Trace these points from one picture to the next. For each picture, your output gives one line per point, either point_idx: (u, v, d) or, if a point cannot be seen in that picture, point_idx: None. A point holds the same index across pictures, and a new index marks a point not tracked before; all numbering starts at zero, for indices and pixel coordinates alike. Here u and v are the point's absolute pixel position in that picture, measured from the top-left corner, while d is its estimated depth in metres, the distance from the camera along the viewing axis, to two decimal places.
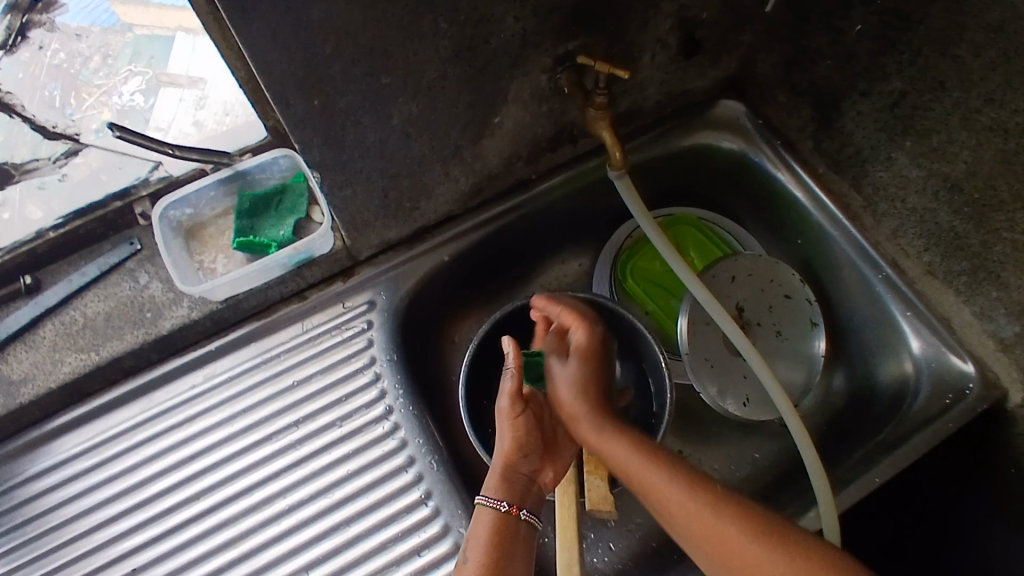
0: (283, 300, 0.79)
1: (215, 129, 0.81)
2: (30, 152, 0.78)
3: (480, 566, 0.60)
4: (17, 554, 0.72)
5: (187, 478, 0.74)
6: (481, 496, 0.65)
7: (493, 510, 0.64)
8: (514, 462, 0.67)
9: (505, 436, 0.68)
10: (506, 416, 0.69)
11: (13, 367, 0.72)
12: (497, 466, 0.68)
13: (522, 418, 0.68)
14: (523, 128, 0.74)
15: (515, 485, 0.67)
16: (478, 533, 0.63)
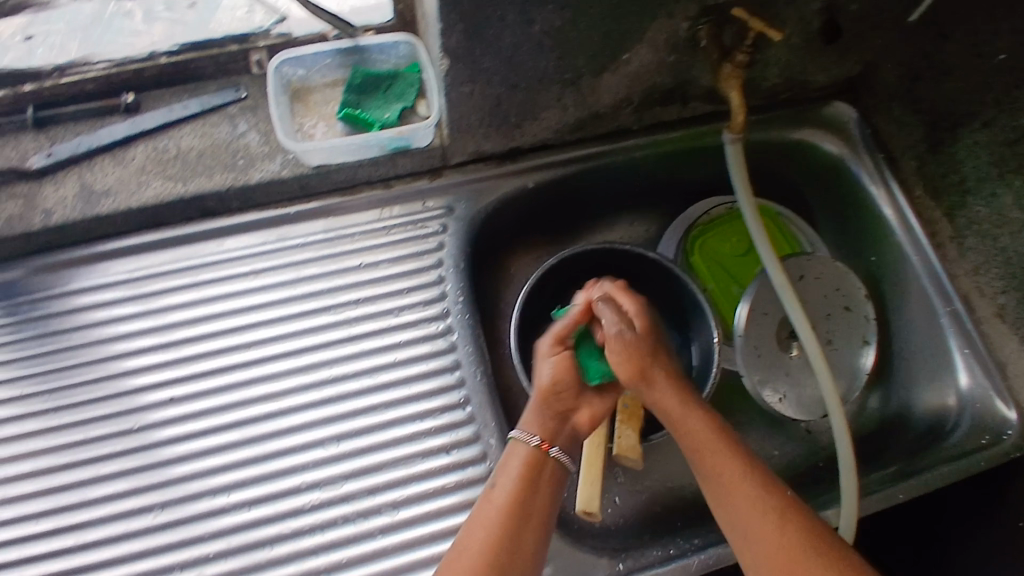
0: (369, 184, 0.80)
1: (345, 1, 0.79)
2: None
3: (508, 499, 0.59)
4: (64, 357, 0.74)
5: (237, 328, 0.75)
6: (516, 431, 0.63)
7: (525, 445, 0.62)
8: (550, 405, 0.65)
9: (541, 375, 0.67)
10: (547, 356, 0.68)
11: (98, 179, 0.72)
12: (532, 406, 0.66)
13: (561, 356, 0.67)
14: (646, 72, 0.73)
15: (549, 423, 0.64)
16: (510, 464, 0.62)
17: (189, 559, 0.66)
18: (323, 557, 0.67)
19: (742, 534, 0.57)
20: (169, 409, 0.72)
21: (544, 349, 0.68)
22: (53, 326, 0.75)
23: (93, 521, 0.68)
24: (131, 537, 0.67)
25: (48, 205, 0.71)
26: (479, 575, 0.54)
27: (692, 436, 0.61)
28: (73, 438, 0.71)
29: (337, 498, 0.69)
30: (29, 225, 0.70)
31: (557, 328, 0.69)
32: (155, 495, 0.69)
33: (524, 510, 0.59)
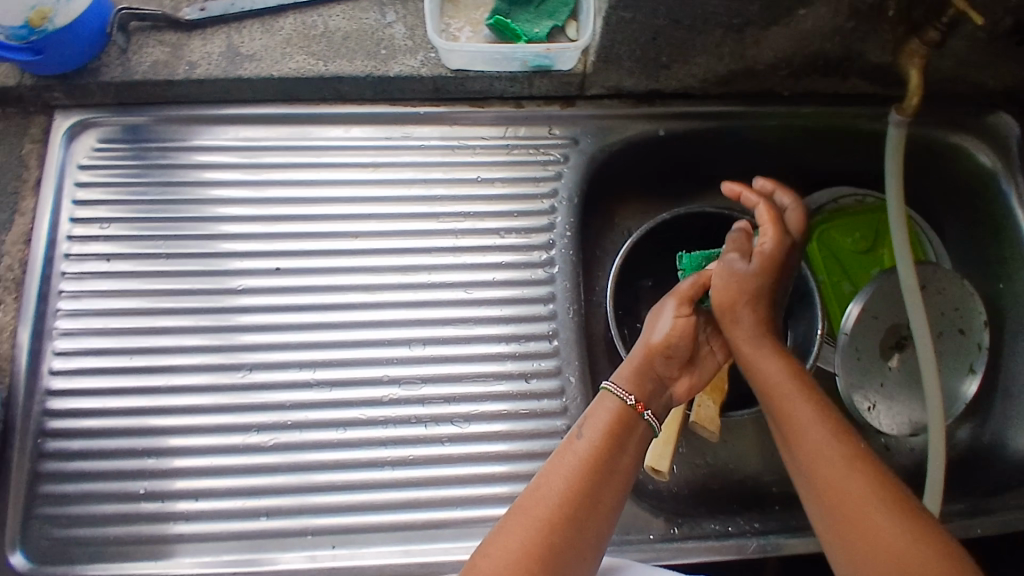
0: (499, 100, 0.78)
1: None
2: None
3: (593, 450, 0.58)
4: (173, 210, 0.75)
5: (346, 214, 0.75)
6: (612, 383, 0.62)
7: (619, 401, 0.61)
8: (655, 361, 0.64)
9: (659, 330, 0.65)
10: (670, 312, 0.66)
11: (244, 42, 0.73)
12: (635, 358, 0.65)
13: (684, 318, 0.65)
14: (817, 34, 0.69)
15: (649, 384, 0.63)
16: (597, 416, 0.61)
17: (268, 422, 0.69)
18: (392, 449, 0.69)
19: (808, 478, 0.57)
20: (272, 278, 0.73)
21: (665, 308, 0.67)
22: (168, 178, 0.75)
23: (181, 368, 0.71)
24: (213, 391, 0.70)
25: (194, 58, 0.72)
26: (553, 517, 0.54)
27: (762, 373, 0.62)
28: (174, 287, 0.73)
29: (413, 398, 0.70)
30: (173, 73, 0.72)
31: (682, 284, 0.68)
32: (245, 356, 0.71)
33: (606, 466, 0.58)
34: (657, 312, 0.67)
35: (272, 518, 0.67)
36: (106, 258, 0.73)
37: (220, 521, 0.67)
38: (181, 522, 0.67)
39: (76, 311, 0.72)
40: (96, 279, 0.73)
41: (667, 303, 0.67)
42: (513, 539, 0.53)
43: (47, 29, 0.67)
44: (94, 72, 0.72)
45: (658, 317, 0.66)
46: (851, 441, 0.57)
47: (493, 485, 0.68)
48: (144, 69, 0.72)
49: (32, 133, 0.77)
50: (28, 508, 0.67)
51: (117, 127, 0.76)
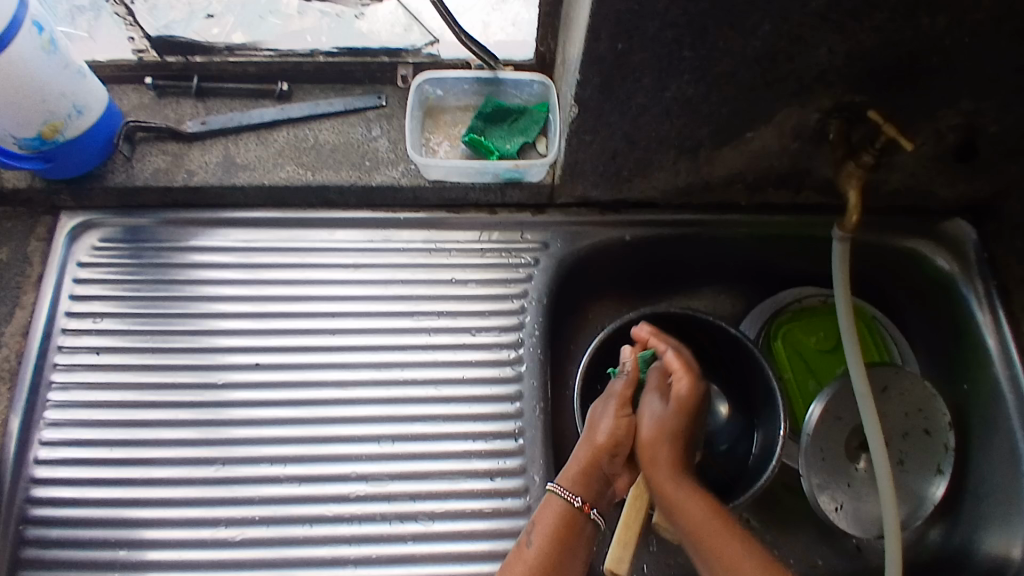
0: (475, 207, 0.84)
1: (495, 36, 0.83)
2: None
3: (541, 557, 0.62)
4: (163, 305, 0.79)
5: (326, 311, 0.79)
6: (555, 485, 0.66)
7: (564, 502, 0.65)
8: (604, 461, 0.68)
9: (606, 433, 0.69)
10: (613, 414, 0.70)
11: (239, 153, 0.79)
12: (582, 457, 0.68)
13: (627, 419, 0.69)
14: (767, 153, 0.74)
15: (592, 482, 0.67)
16: (546, 518, 0.65)
17: (236, 515, 0.71)
18: (356, 546, 0.70)
19: None
20: (249, 373, 0.77)
21: (608, 409, 0.71)
22: (159, 276, 0.80)
23: (159, 460, 0.73)
24: (187, 484, 0.72)
25: (192, 167, 0.79)
26: None
27: (690, 519, 0.63)
28: (158, 381, 0.76)
29: (380, 494, 0.72)
30: (172, 180, 0.78)
31: (618, 385, 0.72)
32: (220, 450, 0.74)
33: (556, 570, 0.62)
34: (595, 413, 0.71)
35: None
36: (97, 351, 0.77)
37: None
38: None
39: (64, 401, 0.75)
40: (85, 372, 0.76)
41: (608, 401, 0.71)
42: None
43: (58, 141, 0.72)
44: (99, 178, 0.78)
45: (599, 419, 0.70)
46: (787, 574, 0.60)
47: None
48: (146, 177, 0.78)
49: (37, 232, 0.81)
50: None
51: (117, 228, 0.82)
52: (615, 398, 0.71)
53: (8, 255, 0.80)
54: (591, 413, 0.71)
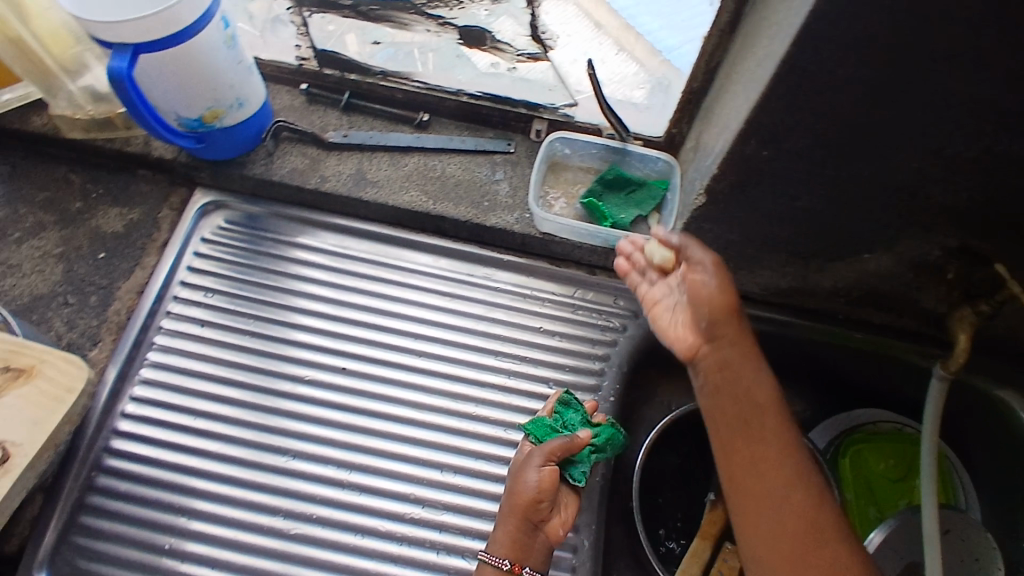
0: (576, 264, 0.87)
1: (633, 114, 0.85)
2: (510, 37, 0.88)
3: None
4: (269, 293, 0.83)
5: (416, 333, 0.83)
6: (485, 552, 0.66)
7: (495, 568, 0.66)
8: (525, 516, 0.66)
9: (525, 488, 0.67)
10: (535, 465, 0.68)
11: (372, 170, 0.84)
12: (510, 518, 0.67)
13: (549, 470, 0.67)
14: (875, 275, 0.76)
15: (522, 541, 0.66)
16: None
17: (295, 509, 0.74)
18: (401, 567, 0.72)
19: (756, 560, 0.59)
20: (333, 376, 0.80)
21: (521, 460, 0.70)
22: (272, 266, 0.85)
23: (236, 440, 0.76)
24: (256, 468, 0.75)
25: (326, 173, 0.84)
26: None
27: (729, 449, 0.62)
28: (249, 364, 0.80)
29: (432, 521, 0.74)
30: (305, 182, 0.83)
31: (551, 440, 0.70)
32: (293, 442, 0.77)
33: None
34: (514, 468, 0.70)
35: None
36: (201, 324, 0.81)
37: None
38: None
39: (163, 363, 0.78)
40: (186, 340, 0.80)
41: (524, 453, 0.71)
42: None
43: (213, 125, 0.77)
44: (241, 165, 0.84)
45: (514, 473, 0.69)
46: (829, 529, 0.58)
47: None
48: (283, 173, 0.83)
49: (172, 201, 0.86)
50: (56, 537, 0.71)
51: (242, 213, 0.87)
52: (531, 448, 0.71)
53: (140, 216, 0.84)
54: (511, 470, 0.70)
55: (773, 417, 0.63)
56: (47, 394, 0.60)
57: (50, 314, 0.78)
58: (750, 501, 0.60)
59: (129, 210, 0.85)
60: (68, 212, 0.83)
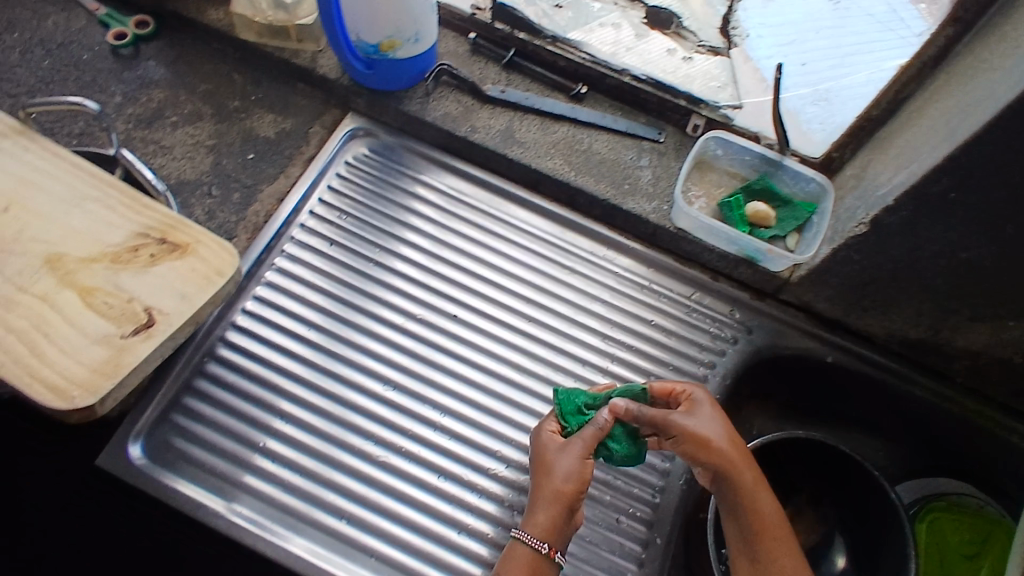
0: (700, 267, 0.86)
1: (802, 124, 0.84)
2: (697, 27, 0.89)
3: None
4: (397, 228, 0.85)
5: (529, 299, 0.83)
6: (520, 531, 0.65)
7: (532, 548, 0.64)
8: (569, 505, 0.66)
9: (566, 476, 0.66)
10: (575, 453, 0.67)
11: (521, 130, 0.85)
12: (546, 500, 0.66)
13: (588, 464, 0.67)
14: (1018, 346, 0.73)
15: (557, 523, 0.65)
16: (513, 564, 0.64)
17: (386, 439, 0.75)
18: (476, 518, 0.73)
19: None
20: (444, 321, 0.81)
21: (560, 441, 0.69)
22: (404, 202, 0.86)
23: (342, 360, 0.78)
24: (357, 391, 0.77)
25: (477, 124, 0.85)
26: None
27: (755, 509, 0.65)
28: (366, 291, 0.81)
29: (513, 483, 0.75)
30: (456, 128, 0.84)
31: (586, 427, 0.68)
32: (395, 375, 0.78)
33: None
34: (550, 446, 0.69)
35: (349, 524, 0.71)
36: (329, 243, 0.83)
37: (309, 505, 0.71)
38: (278, 487, 0.72)
39: (288, 271, 0.81)
40: (313, 255, 0.82)
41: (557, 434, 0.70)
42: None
43: (387, 55, 0.78)
44: (398, 99, 0.85)
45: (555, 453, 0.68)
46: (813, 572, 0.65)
47: None
48: (437, 116, 0.85)
49: (324, 119, 0.88)
50: (159, 411, 0.73)
51: (386, 144, 0.89)
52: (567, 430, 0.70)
53: (292, 126, 0.87)
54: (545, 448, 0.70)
55: (750, 476, 0.66)
56: (201, 273, 0.61)
57: (194, 200, 0.80)
58: (766, 547, 0.64)
59: (282, 119, 0.87)
60: (226, 108, 0.86)
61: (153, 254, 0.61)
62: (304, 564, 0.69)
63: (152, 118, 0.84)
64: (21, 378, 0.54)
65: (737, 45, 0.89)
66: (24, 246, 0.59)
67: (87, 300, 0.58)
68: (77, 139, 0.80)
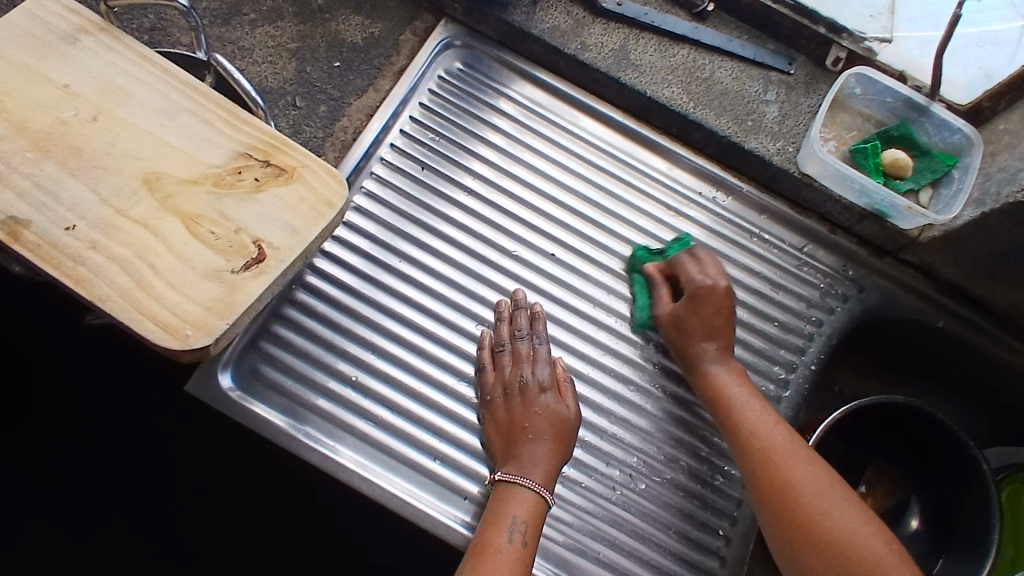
0: (814, 217, 0.80)
1: (954, 65, 0.77)
2: None
3: (524, 547, 0.61)
4: (490, 152, 0.78)
5: (629, 239, 0.78)
6: (508, 475, 0.64)
7: (532, 492, 0.64)
8: (561, 448, 0.67)
9: (549, 418, 0.67)
10: (555, 395, 0.68)
11: (637, 51, 0.76)
12: (534, 445, 0.66)
13: (569, 407, 0.68)
14: None
15: (548, 466, 0.66)
16: (518, 508, 0.63)
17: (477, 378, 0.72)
18: (569, 467, 0.70)
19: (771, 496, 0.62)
20: (539, 258, 0.76)
21: (516, 372, 0.69)
22: (499, 125, 0.79)
23: (433, 293, 0.73)
24: (448, 328, 0.73)
25: (588, 41, 0.76)
26: (528, 560, 0.61)
27: (722, 399, 0.68)
28: (458, 220, 0.76)
29: (608, 433, 0.72)
30: (565, 44, 0.76)
31: (559, 372, 0.70)
32: (485, 311, 0.74)
33: (529, 553, 0.62)
34: (504, 379, 0.69)
35: (442, 465, 0.69)
36: (419, 166, 0.76)
37: (401, 442, 0.69)
38: (370, 423, 0.69)
39: (376, 196, 0.75)
40: (403, 179, 0.76)
41: (506, 364, 0.70)
42: (503, 558, 0.60)
43: None
44: (502, 7, 0.76)
45: (513, 387, 0.69)
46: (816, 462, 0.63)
47: (642, 543, 0.70)
48: (544, 29, 0.76)
49: (416, 26, 0.80)
50: (245, 336, 0.69)
51: (481, 56, 0.81)
52: (525, 358, 0.70)
53: (382, 32, 0.79)
54: (498, 382, 0.69)
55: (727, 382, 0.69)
56: (310, 204, 0.56)
57: (278, 111, 0.74)
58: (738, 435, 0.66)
59: (371, 23, 0.79)
60: (309, 6, 0.78)
61: (258, 178, 0.56)
62: (399, 503, 0.67)
63: (230, 13, 0.76)
64: (127, 312, 0.50)
65: None
66: (116, 162, 0.53)
67: (193, 228, 0.53)
68: (150, 35, 0.75)
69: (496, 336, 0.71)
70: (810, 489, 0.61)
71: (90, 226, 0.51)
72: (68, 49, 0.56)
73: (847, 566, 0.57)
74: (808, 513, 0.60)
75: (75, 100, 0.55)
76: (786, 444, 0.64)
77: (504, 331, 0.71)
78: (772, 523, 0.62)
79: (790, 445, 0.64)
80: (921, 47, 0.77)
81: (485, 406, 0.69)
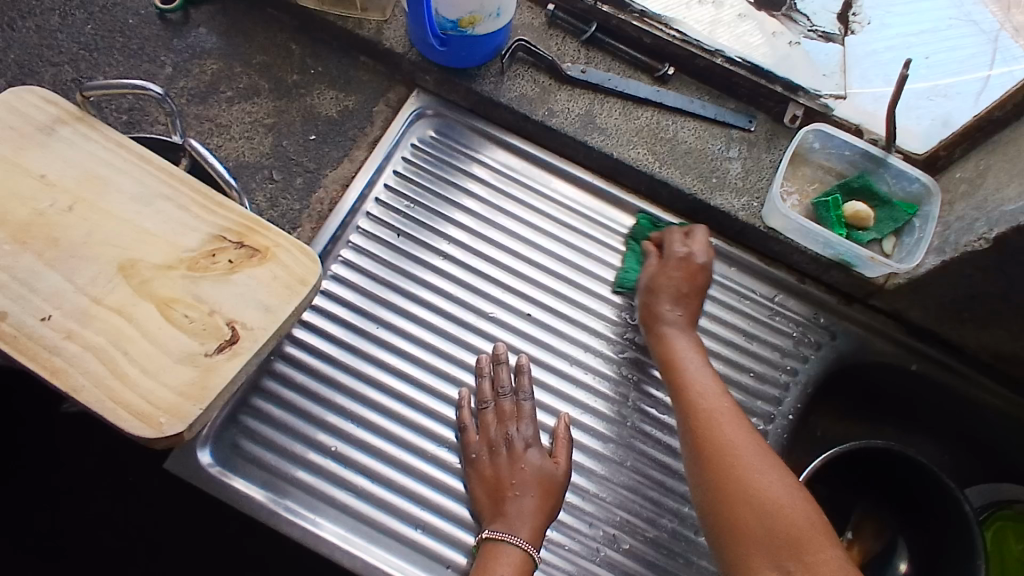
0: (783, 268, 0.82)
1: (910, 116, 0.80)
2: (812, 10, 0.85)
3: None
4: (463, 215, 0.80)
5: (604, 297, 0.79)
6: (495, 532, 0.64)
7: (518, 549, 0.64)
8: (548, 504, 0.67)
9: (535, 475, 0.67)
10: (542, 453, 0.69)
11: (602, 114, 0.79)
12: (521, 501, 0.66)
13: (558, 464, 0.69)
14: None
15: (535, 522, 0.66)
16: (504, 564, 0.62)
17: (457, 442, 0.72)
18: (552, 529, 0.70)
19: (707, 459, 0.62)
20: (515, 318, 0.77)
21: (502, 431, 0.70)
22: (471, 188, 0.81)
23: (412, 359, 0.74)
24: (427, 393, 0.73)
25: (554, 107, 0.79)
26: None
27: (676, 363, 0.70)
28: (434, 284, 0.77)
29: (590, 493, 0.72)
30: (533, 111, 0.78)
31: (557, 428, 0.71)
32: (463, 373, 0.75)
33: None
34: (490, 438, 0.70)
35: (425, 534, 0.69)
36: (395, 233, 0.78)
37: (381, 511, 0.69)
38: (351, 493, 0.69)
39: (353, 263, 0.76)
40: (380, 247, 0.77)
41: (490, 422, 0.71)
42: None
43: (465, 32, 0.70)
44: (470, 78, 0.79)
45: (498, 445, 0.69)
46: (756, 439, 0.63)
47: None
48: (512, 97, 0.79)
49: (388, 97, 0.83)
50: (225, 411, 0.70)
51: (452, 123, 0.83)
52: (510, 416, 0.71)
53: (355, 104, 0.81)
54: (483, 440, 0.70)
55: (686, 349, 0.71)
56: (283, 281, 0.57)
57: (255, 185, 0.76)
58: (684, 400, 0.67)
59: (345, 96, 0.81)
60: (284, 82, 0.80)
61: (232, 260, 0.57)
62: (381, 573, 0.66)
63: (207, 93, 0.78)
64: (103, 401, 0.50)
65: (855, 28, 0.85)
66: (92, 251, 0.55)
67: (168, 313, 0.54)
68: (129, 116, 0.77)
69: (479, 394, 0.72)
70: (740, 453, 0.61)
71: (66, 316, 0.52)
72: (46, 141, 0.58)
73: (771, 531, 0.56)
74: (744, 486, 0.59)
75: (52, 190, 0.56)
76: (730, 416, 0.64)
77: (488, 387, 0.72)
78: (710, 491, 0.61)
79: (732, 416, 0.64)
80: (875, 102, 0.80)
81: (470, 465, 0.69)
